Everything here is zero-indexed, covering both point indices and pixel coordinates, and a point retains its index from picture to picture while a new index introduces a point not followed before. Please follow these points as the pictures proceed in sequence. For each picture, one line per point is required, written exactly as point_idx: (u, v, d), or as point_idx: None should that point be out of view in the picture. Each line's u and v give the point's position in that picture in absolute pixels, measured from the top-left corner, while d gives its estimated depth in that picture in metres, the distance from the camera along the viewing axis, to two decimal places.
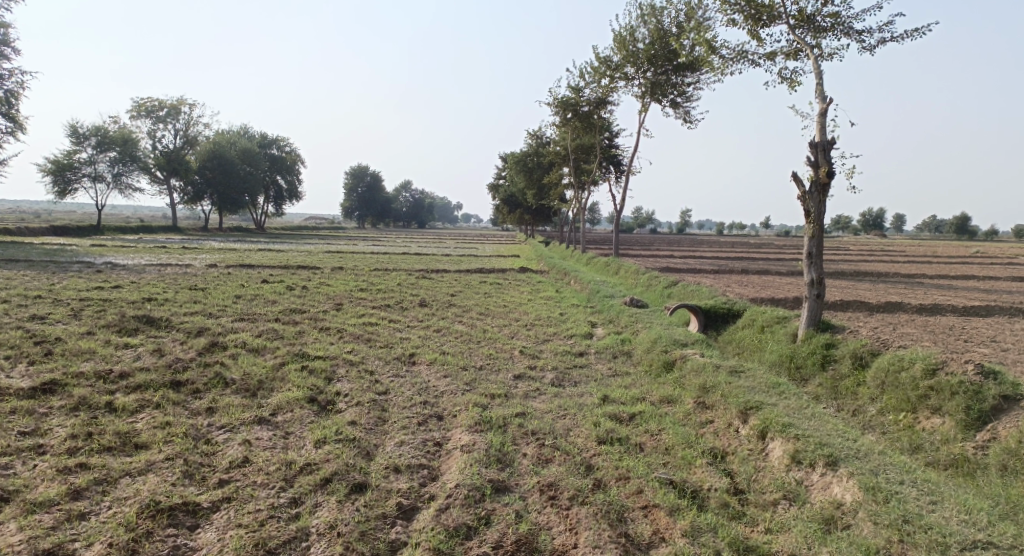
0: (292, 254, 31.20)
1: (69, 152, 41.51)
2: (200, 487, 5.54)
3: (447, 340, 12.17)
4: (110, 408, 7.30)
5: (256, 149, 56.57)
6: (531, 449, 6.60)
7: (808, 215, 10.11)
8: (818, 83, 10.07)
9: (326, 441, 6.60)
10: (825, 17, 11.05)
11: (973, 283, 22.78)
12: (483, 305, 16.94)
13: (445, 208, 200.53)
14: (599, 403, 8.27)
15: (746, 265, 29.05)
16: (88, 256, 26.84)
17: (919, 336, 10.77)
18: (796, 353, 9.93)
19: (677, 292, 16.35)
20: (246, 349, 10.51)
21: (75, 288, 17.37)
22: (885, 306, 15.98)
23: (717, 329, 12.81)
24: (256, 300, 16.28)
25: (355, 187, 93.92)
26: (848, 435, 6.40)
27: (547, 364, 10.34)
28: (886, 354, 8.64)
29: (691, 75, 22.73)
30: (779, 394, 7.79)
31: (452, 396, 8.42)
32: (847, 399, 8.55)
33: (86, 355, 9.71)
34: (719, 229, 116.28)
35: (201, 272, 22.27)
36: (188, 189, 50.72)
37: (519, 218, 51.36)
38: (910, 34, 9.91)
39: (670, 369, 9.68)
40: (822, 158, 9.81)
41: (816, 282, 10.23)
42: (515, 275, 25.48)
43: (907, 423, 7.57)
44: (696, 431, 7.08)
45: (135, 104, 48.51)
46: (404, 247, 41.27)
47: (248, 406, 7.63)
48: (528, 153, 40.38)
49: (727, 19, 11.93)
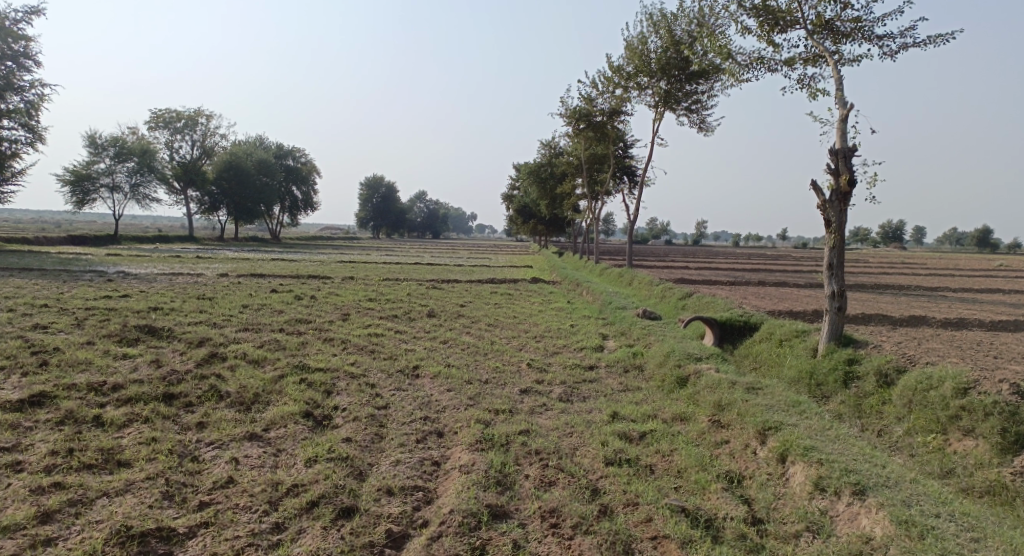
0: (305, 264, 31.00)
1: (88, 162, 41.91)
2: (178, 511, 5.27)
3: (454, 352, 11.81)
4: (97, 422, 7.03)
5: (272, 160, 56.91)
6: (534, 470, 6.21)
7: (828, 224, 9.66)
8: (838, 88, 9.67)
9: (318, 460, 6.26)
10: (844, 21, 10.65)
11: (999, 297, 22.10)
12: (492, 317, 16.58)
13: (459, 219, 200.98)
14: (608, 421, 7.86)
15: (763, 276, 28.43)
16: (102, 265, 26.81)
17: (947, 352, 10.24)
18: (816, 369, 9.47)
19: (692, 304, 15.89)
20: (246, 360, 10.22)
21: (82, 297, 17.25)
22: (908, 320, 15.41)
23: (733, 342, 12.33)
24: (262, 310, 16.05)
25: (370, 197, 94.32)
26: (876, 460, 5.94)
27: (555, 378, 9.95)
28: (912, 371, 8.18)
29: (705, 84, 22.35)
30: (800, 414, 7.32)
31: (454, 412, 8.05)
32: (872, 418, 8.09)
33: (82, 366, 9.46)
34: (734, 240, 115.36)
35: (211, 281, 22.14)
36: (204, 199, 51.16)
37: (533, 228, 51.14)
38: (933, 39, 9.48)
39: (684, 385, 9.25)
40: (843, 165, 9.38)
41: (838, 294, 9.76)
42: (527, 285, 25.15)
43: (937, 445, 7.09)
44: (710, 453, 6.66)
45: (154, 114, 49.10)
46: (418, 257, 41.05)
47: (240, 421, 7.31)
48: (542, 163, 40.13)
49: (742, 25, 11.57)
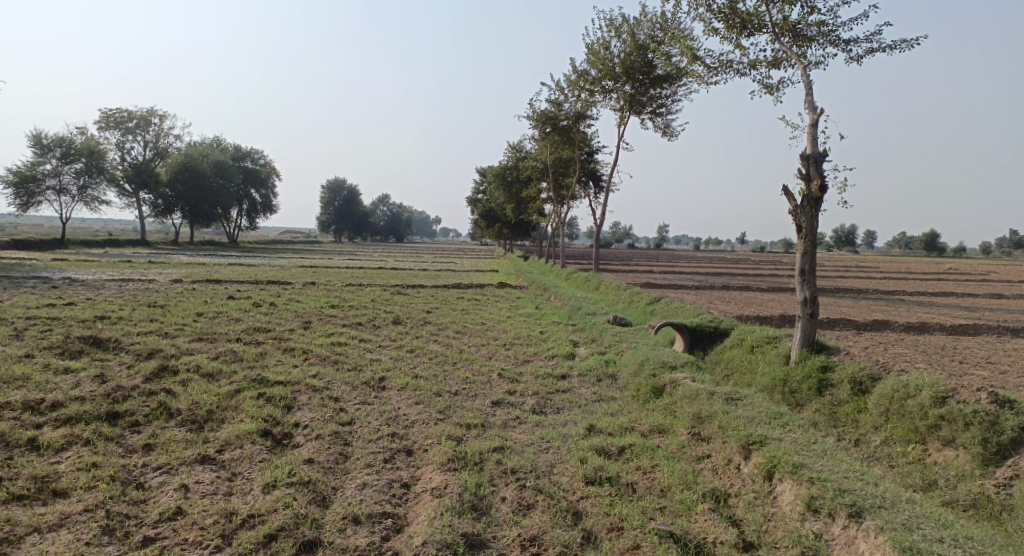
0: (264, 269, 30.03)
1: (32, 163, 39.95)
2: (120, 547, 4.80)
3: (421, 361, 11.37)
4: (32, 446, 6.41)
5: (229, 161, 55.33)
6: (510, 491, 5.87)
7: (800, 230, 9.55)
8: (807, 92, 9.59)
9: (277, 486, 5.78)
10: (810, 25, 10.60)
11: (954, 301, 22.65)
12: (459, 323, 16.18)
13: (423, 222, 199.70)
14: (584, 434, 7.55)
15: (728, 281, 28.65)
16: (47, 271, 25.44)
17: (915, 357, 10.27)
18: (790, 377, 9.33)
19: (660, 309, 15.78)
20: (199, 374, 9.60)
21: (23, 306, 16.21)
22: (873, 324, 15.58)
23: (704, 348, 12.20)
24: (218, 319, 15.31)
25: (332, 201, 92.81)
26: (867, 478, 5.76)
27: (528, 389, 9.60)
28: (888, 379, 8.10)
29: (669, 88, 22.38)
30: (782, 427, 7.12)
31: (423, 427, 7.65)
32: (848, 427, 7.97)
33: (19, 382, 8.72)
34: (695, 244, 117.03)
35: (164, 287, 21.16)
36: (157, 202, 49.34)
37: (498, 232, 50.83)
38: (898, 45, 9.49)
39: (660, 395, 9.03)
40: (814, 170, 9.29)
41: (810, 300, 9.64)
42: (494, 290, 24.81)
43: (917, 456, 6.99)
44: (693, 469, 6.42)
45: (104, 114, 47.26)
46: (381, 262, 40.35)
47: (192, 442, 6.76)
48: (507, 167, 39.87)
49: (709, 27, 11.44)
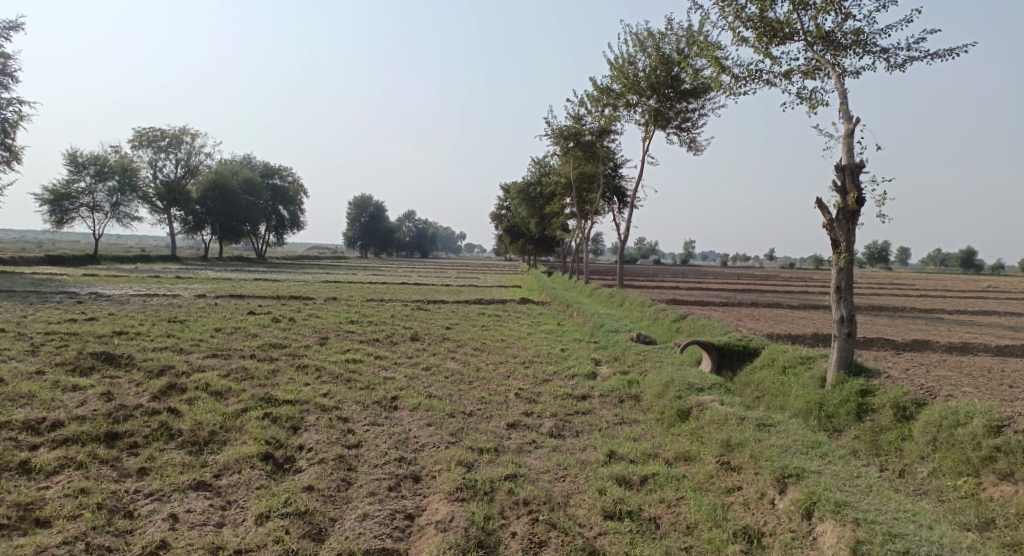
0: (288, 285, 30.02)
1: (67, 181, 40.80)
2: None
3: (436, 381, 10.96)
4: (23, 470, 6.14)
5: (257, 179, 56.08)
6: (521, 526, 5.45)
7: (835, 244, 8.95)
8: (842, 101, 9.06)
9: (271, 516, 5.42)
10: (845, 33, 10.09)
11: (995, 319, 21.62)
12: (479, 340, 15.77)
13: (448, 238, 200.92)
14: (604, 461, 7.06)
15: (756, 298, 27.81)
16: (76, 286, 25.69)
17: (960, 380, 9.57)
18: (826, 401, 8.69)
19: (686, 327, 15.18)
20: (208, 392, 9.31)
21: (45, 320, 16.23)
22: (912, 344, 14.79)
23: (732, 368, 11.60)
24: (235, 335, 15.10)
25: (359, 217, 93.63)
26: (920, 520, 5.22)
27: (545, 410, 9.11)
28: (934, 404, 7.49)
29: (695, 102, 21.93)
30: (821, 458, 6.55)
31: (433, 451, 7.23)
32: (891, 456, 7.33)
33: (23, 400, 8.52)
34: (722, 261, 115.17)
35: (187, 303, 21.15)
36: (187, 218, 50.04)
37: (522, 248, 50.49)
38: (941, 53, 8.91)
39: (686, 419, 8.49)
40: (851, 182, 8.72)
41: (847, 318, 9.01)
42: (515, 306, 24.41)
43: (969, 490, 6.35)
44: (721, 502, 5.93)
45: (138, 133, 48.36)
46: (404, 277, 40.13)
47: (189, 466, 6.43)
48: (531, 182, 39.67)
49: (738, 36, 10.98)
